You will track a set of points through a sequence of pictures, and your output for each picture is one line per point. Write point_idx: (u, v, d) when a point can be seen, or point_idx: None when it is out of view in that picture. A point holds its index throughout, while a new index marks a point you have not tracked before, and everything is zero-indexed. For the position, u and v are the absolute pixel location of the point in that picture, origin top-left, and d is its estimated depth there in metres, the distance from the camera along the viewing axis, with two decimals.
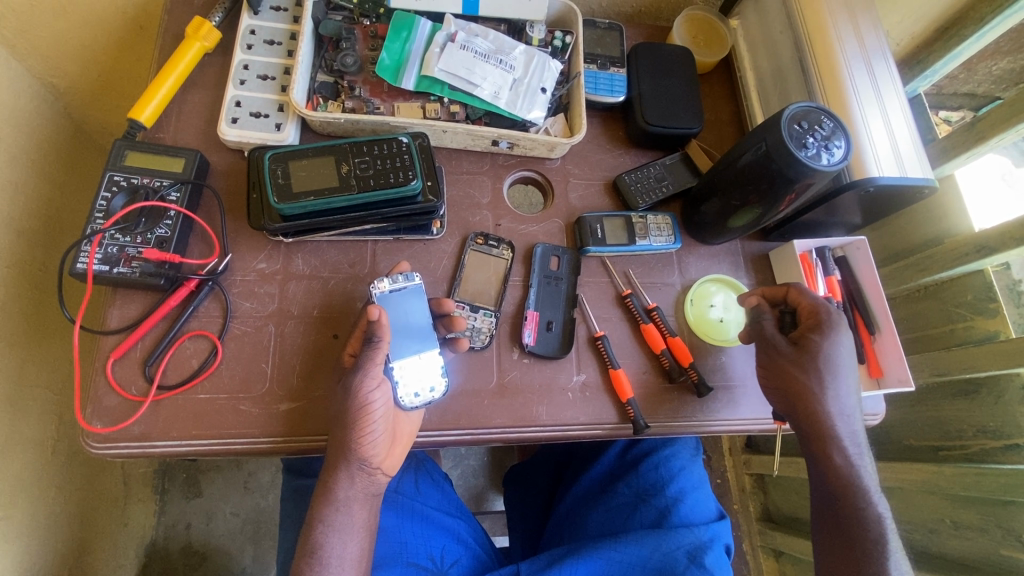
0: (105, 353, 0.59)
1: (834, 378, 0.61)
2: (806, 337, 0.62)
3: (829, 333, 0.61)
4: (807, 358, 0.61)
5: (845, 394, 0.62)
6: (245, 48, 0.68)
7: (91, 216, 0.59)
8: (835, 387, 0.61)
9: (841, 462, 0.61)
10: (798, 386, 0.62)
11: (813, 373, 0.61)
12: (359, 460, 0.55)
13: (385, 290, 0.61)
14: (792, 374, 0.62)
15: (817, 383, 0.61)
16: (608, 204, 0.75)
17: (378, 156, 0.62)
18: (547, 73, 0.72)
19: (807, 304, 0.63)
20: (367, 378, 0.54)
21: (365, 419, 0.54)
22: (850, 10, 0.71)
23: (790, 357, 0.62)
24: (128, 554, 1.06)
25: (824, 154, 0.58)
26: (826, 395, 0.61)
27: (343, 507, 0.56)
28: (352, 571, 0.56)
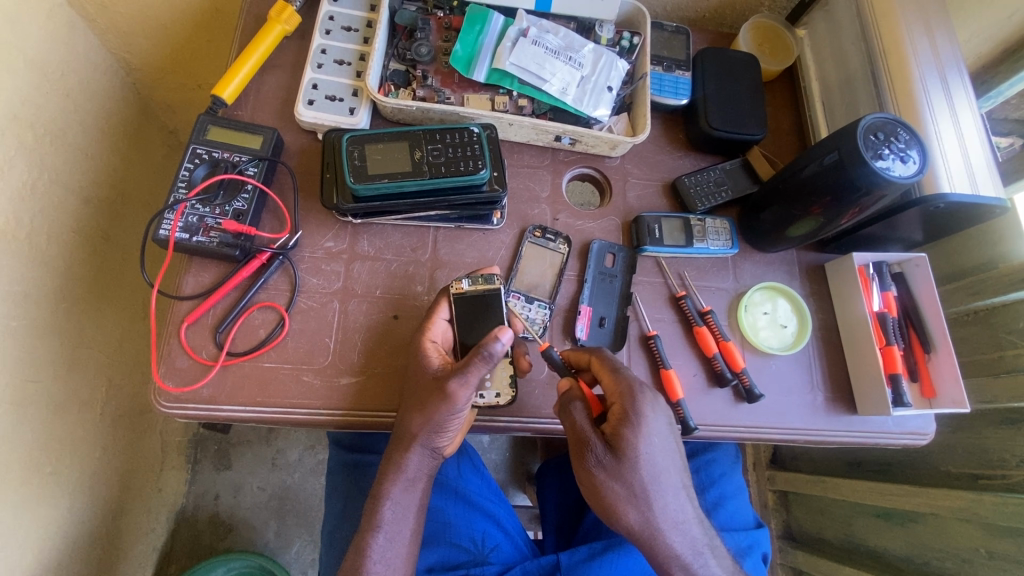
0: (179, 317, 0.61)
1: (656, 486, 0.54)
2: (619, 431, 0.54)
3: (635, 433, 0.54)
4: (621, 460, 0.54)
5: (667, 495, 0.55)
6: (324, 34, 0.70)
7: (174, 185, 0.62)
8: (652, 493, 0.54)
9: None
10: (621, 499, 0.55)
11: (624, 483, 0.54)
12: (430, 443, 0.58)
13: (464, 292, 0.61)
14: (610, 483, 0.55)
15: (636, 488, 0.54)
16: (664, 206, 0.76)
17: (449, 144, 0.64)
18: (614, 72, 0.73)
19: (610, 387, 0.57)
20: (465, 387, 0.55)
21: (451, 417, 0.57)
22: (927, 24, 0.70)
23: (600, 463, 0.55)
24: (158, 519, 1.10)
25: (898, 165, 0.58)
26: (650, 509, 0.55)
27: (409, 486, 0.59)
28: (405, 547, 0.59)
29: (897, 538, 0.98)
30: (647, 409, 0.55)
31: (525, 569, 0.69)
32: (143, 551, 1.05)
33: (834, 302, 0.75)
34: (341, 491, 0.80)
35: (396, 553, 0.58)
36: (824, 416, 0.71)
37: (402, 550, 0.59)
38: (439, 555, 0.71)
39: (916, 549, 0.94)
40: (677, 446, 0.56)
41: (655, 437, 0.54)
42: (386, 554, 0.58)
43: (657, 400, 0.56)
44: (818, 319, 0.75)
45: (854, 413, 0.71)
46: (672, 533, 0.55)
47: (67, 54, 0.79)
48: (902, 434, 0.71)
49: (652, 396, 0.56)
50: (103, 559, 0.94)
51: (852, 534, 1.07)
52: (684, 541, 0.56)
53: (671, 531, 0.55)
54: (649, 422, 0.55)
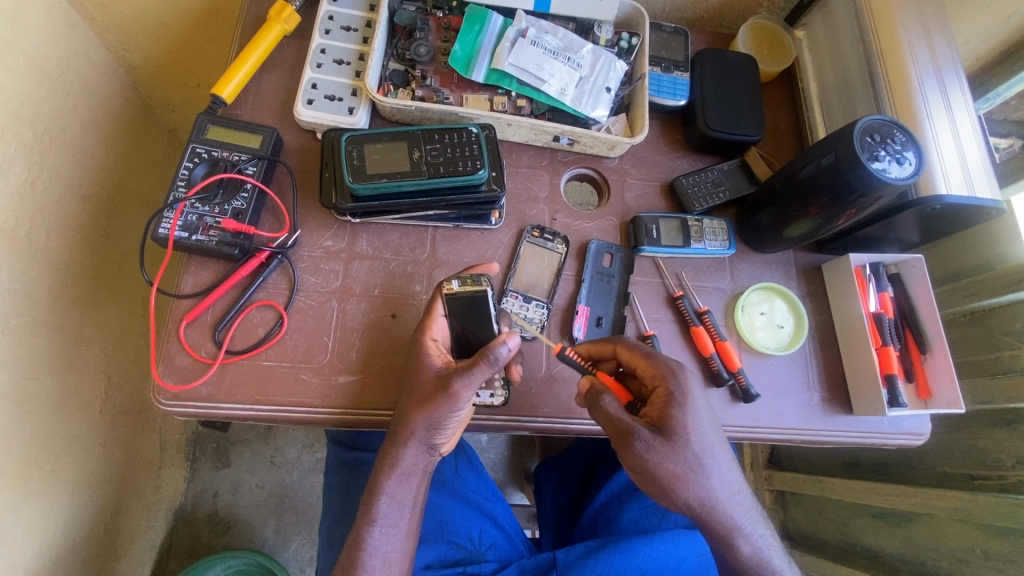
0: (178, 316, 0.62)
1: (709, 460, 0.54)
2: (666, 411, 0.54)
3: (682, 409, 0.54)
4: (670, 439, 0.54)
5: (720, 468, 0.55)
6: (323, 33, 0.71)
7: (174, 184, 0.62)
8: (708, 467, 0.54)
9: (746, 547, 0.56)
10: (677, 479, 0.54)
11: (680, 460, 0.53)
12: (428, 440, 0.58)
13: (453, 293, 0.61)
14: (664, 465, 0.53)
15: (692, 464, 0.54)
16: (662, 206, 0.76)
17: (448, 144, 0.64)
18: (613, 73, 0.73)
19: (647, 369, 0.57)
20: (468, 388, 0.56)
21: (452, 417, 0.57)
22: (925, 26, 0.70)
23: (653, 446, 0.53)
24: (157, 517, 1.10)
25: (894, 167, 0.58)
26: (707, 482, 0.54)
27: (403, 479, 0.59)
28: (401, 542, 0.59)
29: (893, 538, 0.98)
30: (687, 387, 0.55)
31: (521, 568, 0.70)
32: (141, 548, 1.06)
33: (830, 304, 0.75)
34: (340, 490, 0.80)
35: (392, 547, 0.59)
36: (820, 416, 0.71)
37: (398, 544, 0.59)
38: (438, 552, 0.71)
39: (912, 549, 0.95)
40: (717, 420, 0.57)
41: (700, 413, 0.55)
42: (382, 549, 0.58)
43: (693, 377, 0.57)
44: (815, 319, 0.75)
45: (850, 413, 0.71)
46: (726, 504, 0.55)
47: (67, 53, 0.79)
48: (898, 434, 0.71)
49: (689, 374, 0.57)
50: (102, 556, 0.95)
51: (849, 534, 1.07)
52: (738, 509, 0.56)
53: (725, 503, 0.55)
54: (693, 396, 0.55)
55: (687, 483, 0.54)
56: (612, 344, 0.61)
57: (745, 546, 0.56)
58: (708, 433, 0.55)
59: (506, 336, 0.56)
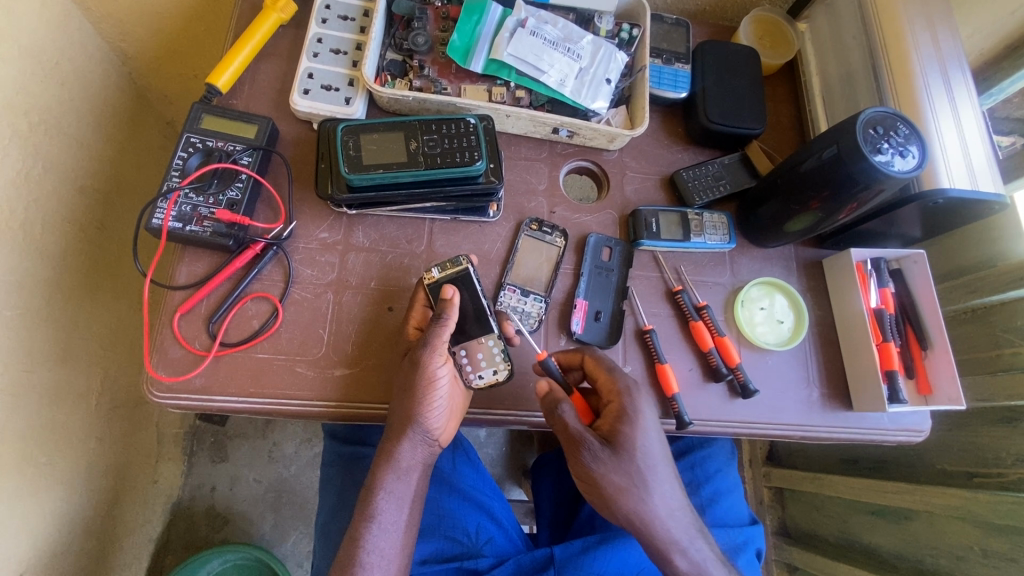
0: (172, 307, 0.61)
1: (651, 475, 0.56)
2: (616, 427, 0.57)
3: (630, 426, 0.57)
4: (617, 452, 0.56)
5: (662, 483, 0.57)
6: (320, 22, 0.70)
7: (168, 174, 0.62)
8: (651, 482, 0.56)
9: (687, 563, 0.57)
10: (619, 490, 0.56)
11: (624, 474, 0.56)
12: (422, 430, 0.58)
13: (433, 280, 0.61)
14: (607, 476, 0.56)
15: (636, 477, 0.56)
16: (662, 199, 0.75)
17: (446, 135, 0.63)
18: (613, 64, 0.72)
19: (607, 384, 0.60)
20: (434, 355, 0.57)
21: (431, 392, 0.57)
22: (929, 18, 0.70)
23: (597, 457, 0.56)
24: (154, 510, 1.10)
25: (897, 159, 0.57)
26: (647, 497, 0.56)
27: (403, 476, 0.59)
28: (400, 538, 0.59)
29: (891, 535, 0.98)
30: (638, 404, 0.58)
31: (519, 563, 0.70)
32: (138, 542, 1.05)
33: (831, 299, 0.75)
34: (336, 484, 0.79)
35: (392, 544, 0.58)
36: (820, 413, 0.70)
37: (396, 541, 0.59)
38: (434, 547, 0.71)
39: (910, 546, 0.94)
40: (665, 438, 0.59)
41: (647, 430, 0.57)
42: (382, 546, 0.58)
43: (646, 396, 0.59)
44: (816, 315, 0.74)
45: (850, 409, 0.71)
46: (667, 521, 0.57)
47: (62, 42, 0.78)
48: (898, 431, 0.71)
49: (643, 393, 0.59)
50: (99, 550, 0.94)
51: (847, 531, 1.07)
52: (679, 526, 0.57)
53: (666, 519, 0.57)
54: (645, 413, 0.58)
55: (628, 495, 0.56)
56: (580, 353, 0.63)
57: (686, 563, 0.57)
58: (653, 450, 0.57)
59: (445, 290, 0.59)
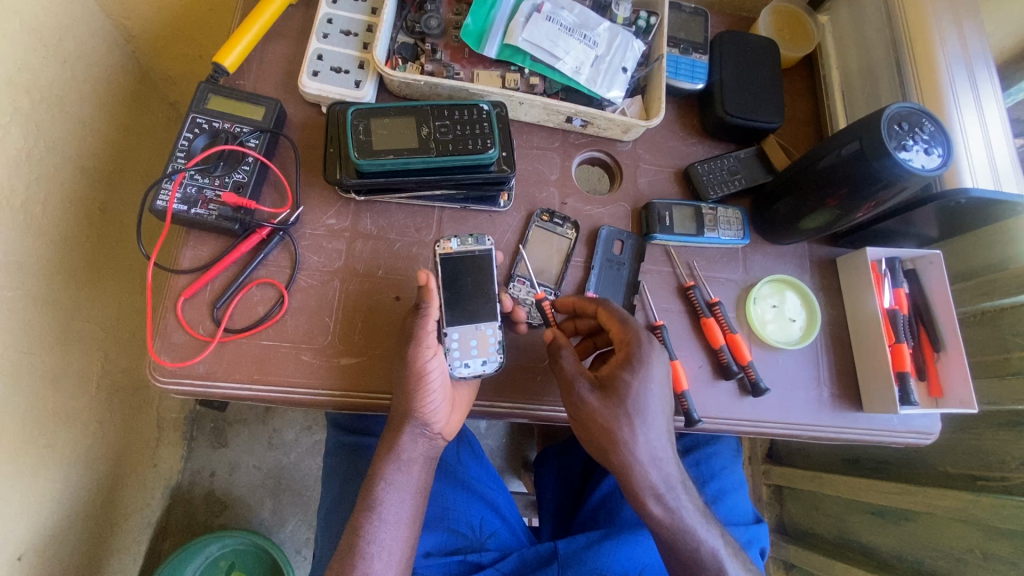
0: (176, 291, 0.60)
1: (643, 420, 0.55)
2: (616, 371, 0.56)
3: (634, 371, 0.56)
4: (613, 394, 0.55)
5: (655, 428, 0.56)
6: (330, 2, 0.68)
7: (173, 155, 0.60)
8: (656, 424, 0.56)
9: (665, 509, 0.56)
10: (607, 429, 0.55)
11: (633, 408, 0.55)
12: (420, 423, 0.59)
13: (449, 252, 0.60)
14: (598, 414, 0.55)
15: (644, 416, 0.55)
16: (676, 193, 0.74)
17: (458, 121, 0.61)
18: (630, 52, 0.70)
19: (619, 332, 0.58)
20: (422, 348, 0.56)
21: (425, 386, 0.57)
22: (955, 12, 0.68)
23: (589, 396, 0.56)
24: (153, 495, 1.09)
25: (923, 157, 0.56)
26: (634, 441, 0.55)
27: (405, 468, 0.59)
28: (404, 529, 0.59)
29: (891, 535, 0.98)
30: (647, 355, 0.57)
31: (522, 557, 0.69)
32: (137, 525, 1.05)
33: (844, 298, 0.74)
34: (339, 473, 0.79)
35: (394, 536, 0.58)
36: (829, 413, 0.70)
37: (400, 533, 0.58)
38: (438, 539, 0.70)
39: (911, 547, 0.94)
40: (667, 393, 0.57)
41: (649, 378, 0.56)
42: (383, 537, 0.57)
43: (658, 347, 0.58)
44: (828, 314, 0.73)
45: (860, 410, 0.70)
46: (649, 468, 0.55)
47: (65, 18, 0.76)
48: (907, 433, 0.70)
49: (655, 344, 0.58)
50: (97, 533, 0.94)
51: (845, 531, 1.07)
52: (662, 476, 0.56)
53: (649, 466, 0.55)
54: (660, 357, 0.57)
55: (613, 436, 0.55)
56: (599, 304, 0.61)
57: (663, 510, 0.56)
58: (653, 399, 0.56)
59: (423, 278, 0.57)
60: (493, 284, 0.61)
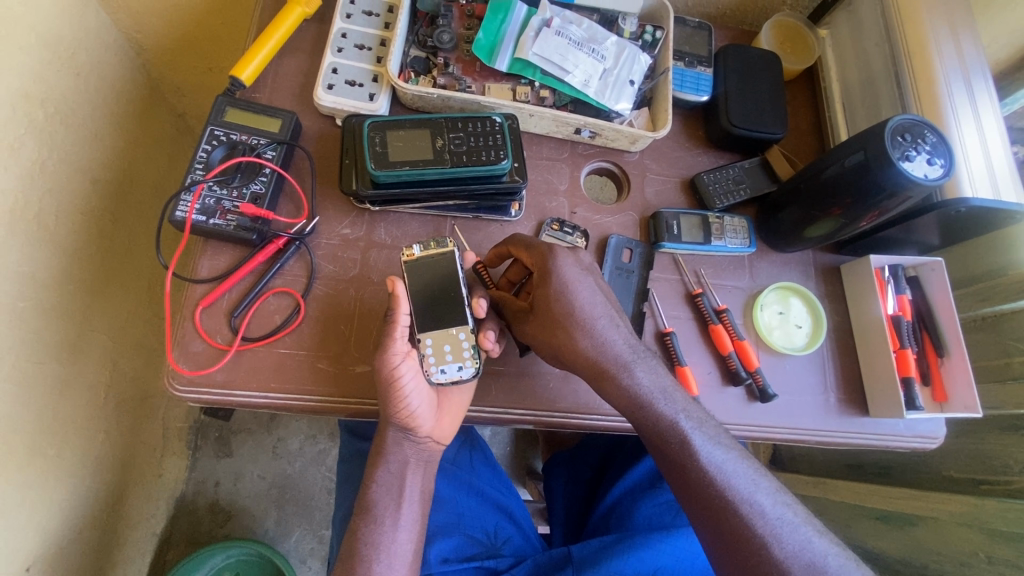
0: (194, 301, 0.60)
1: (575, 319, 0.58)
2: (535, 289, 0.59)
3: (547, 280, 0.58)
4: (541, 310, 0.59)
5: (596, 321, 0.58)
6: (344, 17, 0.69)
7: (191, 167, 0.61)
8: (601, 323, 0.58)
9: (631, 391, 0.57)
10: (550, 339, 0.59)
11: (558, 310, 0.58)
12: (403, 428, 0.59)
13: (415, 258, 0.58)
14: (539, 333, 0.59)
15: (586, 315, 0.58)
16: (682, 202, 0.75)
17: (471, 133, 0.63)
18: (636, 65, 0.72)
19: (525, 253, 0.61)
20: (389, 355, 0.55)
21: (398, 392, 0.56)
22: (952, 26, 0.70)
23: (527, 322, 0.60)
24: (158, 505, 1.09)
25: (925, 167, 0.57)
26: (576, 342, 0.58)
27: (395, 471, 0.60)
28: (413, 535, 0.60)
29: (896, 540, 0.99)
30: (553, 261, 0.58)
31: (535, 563, 0.69)
32: (143, 536, 1.05)
33: (848, 305, 0.75)
34: (350, 481, 0.79)
35: (399, 540, 0.59)
36: (837, 417, 0.71)
37: (407, 536, 0.60)
38: (452, 545, 0.69)
39: (916, 552, 0.95)
40: (595, 291, 0.59)
41: (565, 283, 0.58)
42: (388, 541, 0.58)
43: (566, 252, 0.59)
44: (833, 321, 0.75)
45: (866, 414, 0.71)
46: (599, 357, 0.58)
47: (79, 32, 0.78)
48: (913, 437, 0.71)
49: (560, 249, 0.59)
50: (103, 544, 0.94)
51: (850, 536, 1.08)
52: (614, 359, 0.58)
53: (597, 355, 0.58)
54: (574, 266, 0.59)
55: (555, 343, 0.58)
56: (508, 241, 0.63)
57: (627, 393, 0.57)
58: (578, 299, 0.58)
59: (390, 285, 0.56)
60: (461, 287, 0.58)
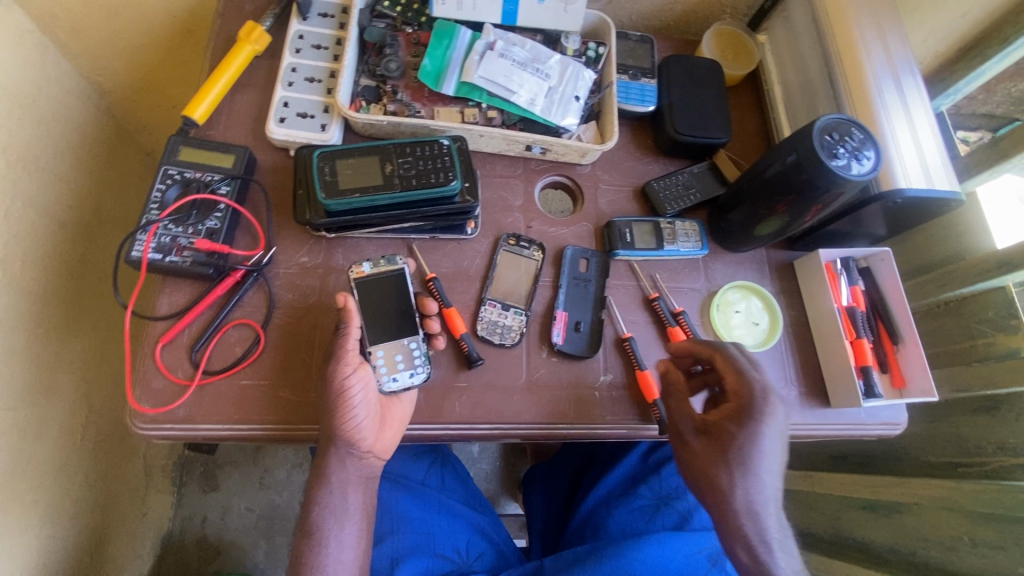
0: (154, 338, 0.61)
1: (745, 470, 0.57)
2: (722, 426, 0.59)
3: (745, 427, 0.57)
4: (719, 446, 0.59)
5: (764, 451, 0.57)
6: (293, 52, 0.71)
7: (146, 207, 0.62)
8: (765, 476, 0.57)
9: (767, 526, 0.57)
10: (712, 471, 0.58)
11: (735, 458, 0.57)
12: (348, 444, 0.60)
13: (363, 275, 0.64)
14: (704, 464, 0.59)
15: (752, 467, 0.57)
16: (636, 211, 0.77)
17: (420, 157, 0.65)
18: (581, 82, 0.74)
19: (734, 384, 0.59)
20: (342, 365, 0.58)
21: (347, 404, 0.58)
22: (879, 27, 0.73)
23: (687, 442, 0.61)
24: (144, 545, 1.08)
25: (854, 164, 0.60)
26: (735, 485, 0.57)
27: (338, 490, 0.61)
28: (354, 551, 0.61)
29: (882, 529, 0.99)
30: (764, 414, 0.57)
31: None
32: None
33: (803, 299, 0.77)
34: None
35: (348, 556, 0.61)
36: (800, 410, 0.72)
37: (354, 552, 0.61)
38: (423, 567, 0.68)
39: (903, 539, 0.96)
40: (780, 447, 0.58)
41: (761, 438, 0.57)
42: (336, 559, 0.60)
43: (775, 406, 0.58)
44: (790, 316, 0.76)
45: (829, 405, 0.72)
46: (745, 498, 0.57)
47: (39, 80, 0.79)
48: (876, 425, 0.73)
49: (772, 404, 0.58)
50: None
51: (839, 529, 1.08)
52: (747, 496, 0.57)
53: (745, 494, 0.57)
54: (774, 422, 0.57)
55: (715, 476, 0.58)
56: (711, 351, 0.62)
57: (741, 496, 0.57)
58: (763, 450, 0.57)
59: (342, 300, 0.60)
60: (410, 298, 0.65)
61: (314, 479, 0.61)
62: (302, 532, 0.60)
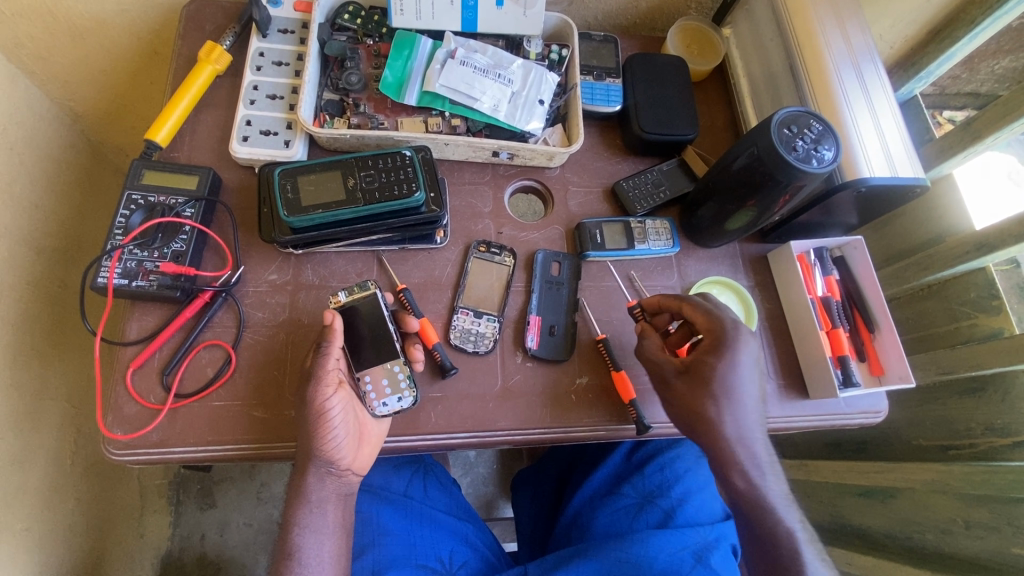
0: (125, 363, 0.61)
1: (730, 401, 0.59)
2: (701, 359, 0.60)
3: (723, 356, 0.59)
4: (703, 381, 0.60)
5: (746, 384, 0.60)
6: (254, 70, 0.71)
7: (110, 233, 0.62)
8: (749, 401, 0.60)
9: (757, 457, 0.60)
10: (703, 409, 0.60)
11: (720, 389, 0.59)
12: (326, 463, 0.60)
13: (341, 304, 0.63)
14: (692, 399, 0.60)
15: (740, 394, 0.59)
16: (606, 211, 0.77)
17: (382, 169, 0.65)
18: (545, 85, 0.74)
19: (703, 319, 0.61)
20: (321, 387, 0.57)
21: (326, 425, 0.57)
22: (838, 16, 0.73)
23: (679, 384, 0.62)
24: (143, 566, 1.08)
25: (814, 156, 0.60)
26: (724, 420, 0.59)
27: (318, 509, 0.61)
28: (330, 570, 0.61)
29: (880, 515, 1.00)
30: (736, 342, 0.59)
31: None
32: None
33: (778, 290, 0.77)
34: None
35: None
36: (779, 404, 0.72)
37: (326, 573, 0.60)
38: None
39: (899, 523, 0.96)
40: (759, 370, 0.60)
41: (739, 364, 0.59)
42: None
43: (746, 332, 0.60)
44: (766, 308, 0.76)
45: (807, 397, 0.72)
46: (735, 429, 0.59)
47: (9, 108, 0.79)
48: (855, 414, 0.72)
49: (743, 330, 0.60)
50: None
51: (837, 515, 1.09)
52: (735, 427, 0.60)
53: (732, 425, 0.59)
54: (747, 345, 0.60)
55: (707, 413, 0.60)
56: (679, 300, 0.64)
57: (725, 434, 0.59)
58: (744, 377, 0.59)
59: (327, 318, 0.60)
60: (387, 323, 0.63)
61: (294, 498, 0.61)
62: (283, 553, 0.60)
